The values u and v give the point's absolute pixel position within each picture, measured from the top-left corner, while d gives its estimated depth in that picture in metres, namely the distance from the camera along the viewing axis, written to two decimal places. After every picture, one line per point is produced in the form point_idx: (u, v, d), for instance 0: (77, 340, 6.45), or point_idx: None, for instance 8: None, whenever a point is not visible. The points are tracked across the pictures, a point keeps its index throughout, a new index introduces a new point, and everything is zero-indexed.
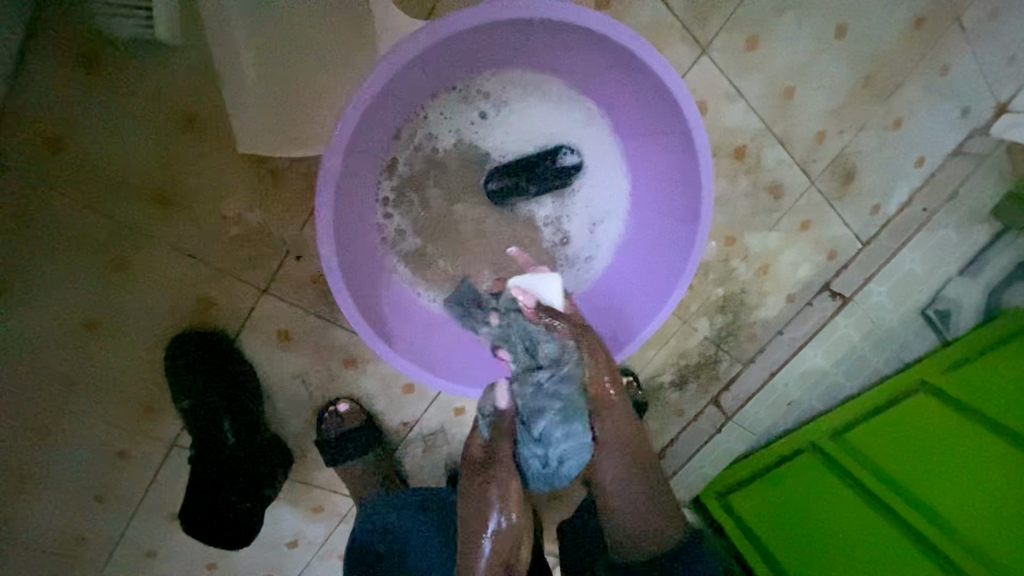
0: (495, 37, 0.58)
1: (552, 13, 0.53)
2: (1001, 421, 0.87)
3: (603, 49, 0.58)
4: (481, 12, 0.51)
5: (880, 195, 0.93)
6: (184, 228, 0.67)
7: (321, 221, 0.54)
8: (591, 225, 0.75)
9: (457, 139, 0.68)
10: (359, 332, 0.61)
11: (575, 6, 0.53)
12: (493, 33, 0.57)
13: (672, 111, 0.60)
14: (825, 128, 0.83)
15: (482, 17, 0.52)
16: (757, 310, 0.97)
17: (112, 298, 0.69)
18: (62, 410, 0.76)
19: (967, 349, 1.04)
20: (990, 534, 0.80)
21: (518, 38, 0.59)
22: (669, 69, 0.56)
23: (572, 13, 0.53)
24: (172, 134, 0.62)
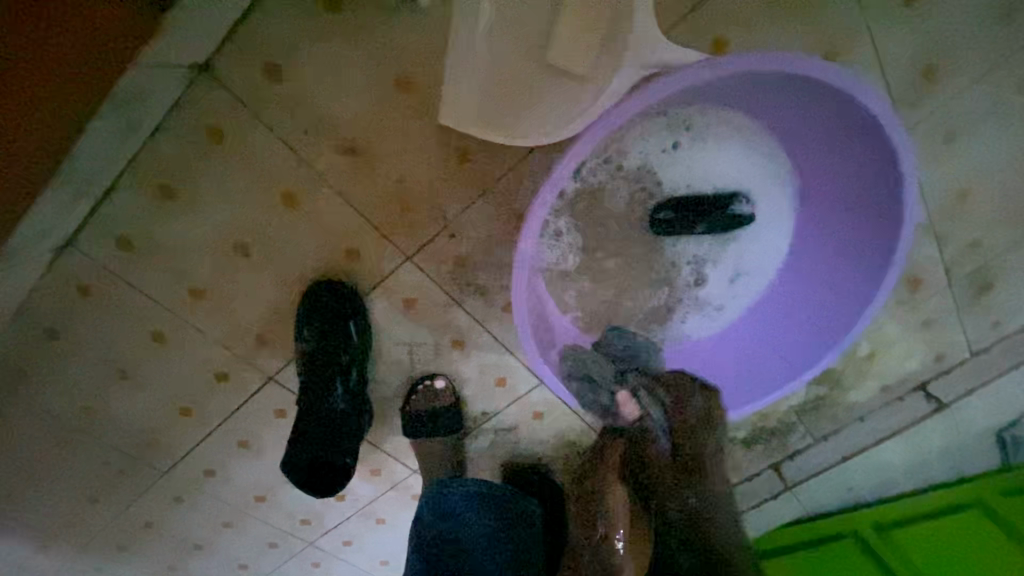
0: (740, 83, 0.59)
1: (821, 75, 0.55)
2: None
3: (879, 174, 0.62)
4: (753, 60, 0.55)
5: (1006, 312, 0.91)
6: (358, 180, 0.68)
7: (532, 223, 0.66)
8: (711, 314, 0.78)
9: (642, 164, 0.67)
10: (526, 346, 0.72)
11: (850, 73, 0.55)
12: (742, 80, 0.58)
13: (884, 192, 0.63)
14: (982, 236, 0.82)
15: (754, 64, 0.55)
16: (849, 392, 0.97)
17: (268, 227, 0.70)
18: (184, 319, 0.78)
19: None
20: None
21: (761, 88, 0.59)
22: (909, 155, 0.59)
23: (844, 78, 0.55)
24: (381, 89, 0.62)
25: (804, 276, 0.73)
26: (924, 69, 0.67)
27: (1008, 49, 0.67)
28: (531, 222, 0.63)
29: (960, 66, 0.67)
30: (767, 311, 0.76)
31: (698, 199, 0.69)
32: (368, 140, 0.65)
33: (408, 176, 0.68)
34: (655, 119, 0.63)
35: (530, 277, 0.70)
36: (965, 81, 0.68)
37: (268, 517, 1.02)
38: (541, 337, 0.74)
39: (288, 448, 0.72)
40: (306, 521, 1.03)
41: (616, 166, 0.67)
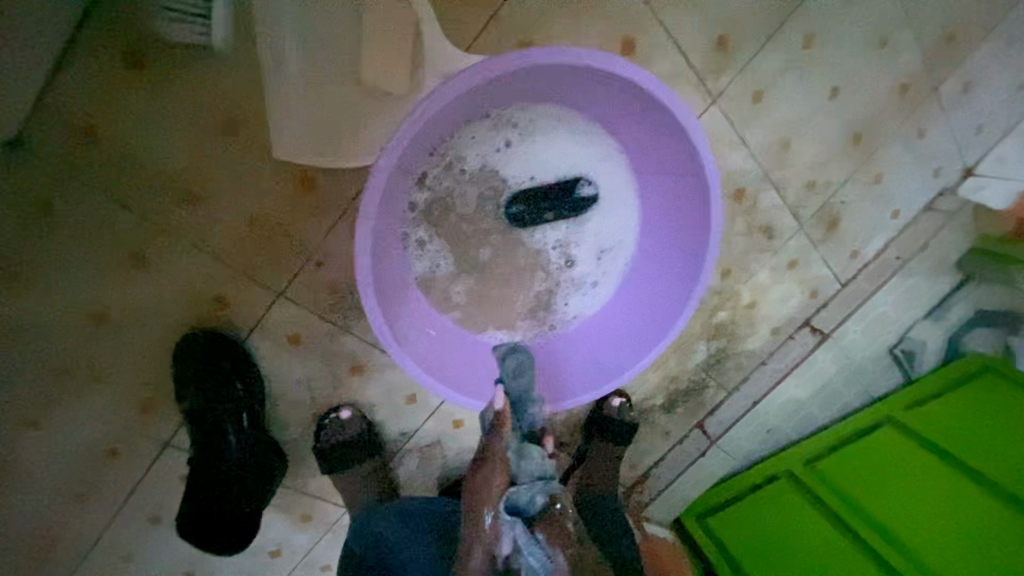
0: (522, 79, 0.63)
1: (579, 61, 0.59)
2: (963, 460, 0.93)
3: (677, 139, 0.65)
4: (506, 62, 0.57)
5: (860, 241, 1.01)
6: (209, 227, 0.68)
7: (363, 235, 0.58)
8: (585, 295, 0.81)
9: (483, 164, 0.72)
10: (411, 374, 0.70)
11: (602, 55, 0.58)
12: (520, 76, 0.62)
13: (687, 155, 0.67)
14: (815, 178, 0.91)
15: (509, 65, 0.57)
16: (744, 340, 1.04)
17: (126, 290, 0.69)
18: (54, 404, 0.73)
19: (931, 387, 1.10)
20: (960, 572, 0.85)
21: (546, 79, 0.64)
22: (690, 120, 0.62)
23: (599, 60, 0.58)
24: (209, 137, 0.64)
25: (660, 245, 0.77)
26: (716, 40, 0.74)
27: (781, 13, 0.75)
28: (360, 230, 0.56)
29: (749, 32, 0.75)
30: (637, 283, 0.79)
31: (543, 188, 0.74)
32: (209, 186, 0.66)
33: (259, 215, 0.69)
34: (481, 122, 0.69)
35: (397, 291, 0.71)
36: (757, 45, 0.76)
37: None
38: (424, 362, 0.73)
39: (182, 504, 0.72)
40: None
41: (459, 171, 0.71)
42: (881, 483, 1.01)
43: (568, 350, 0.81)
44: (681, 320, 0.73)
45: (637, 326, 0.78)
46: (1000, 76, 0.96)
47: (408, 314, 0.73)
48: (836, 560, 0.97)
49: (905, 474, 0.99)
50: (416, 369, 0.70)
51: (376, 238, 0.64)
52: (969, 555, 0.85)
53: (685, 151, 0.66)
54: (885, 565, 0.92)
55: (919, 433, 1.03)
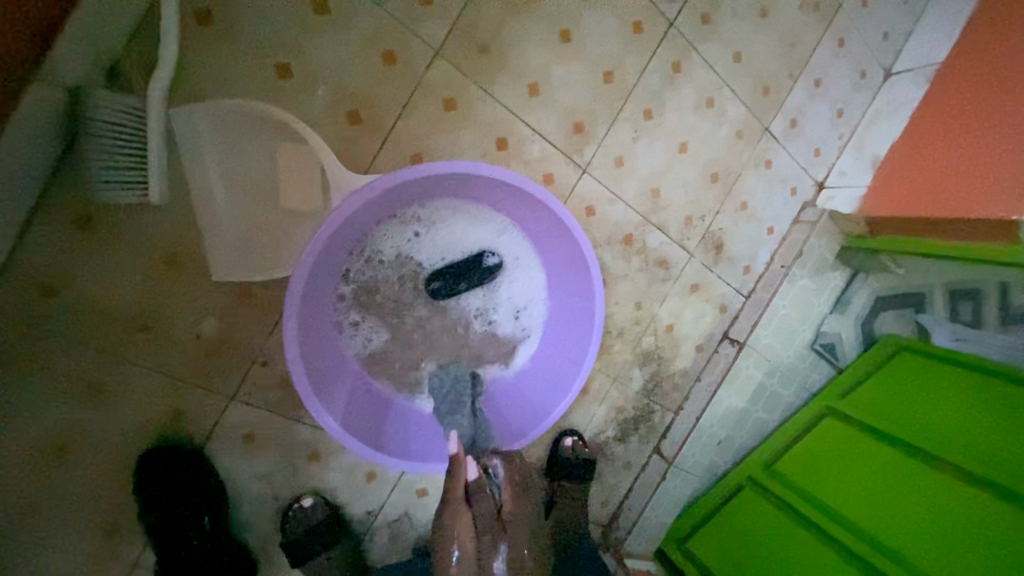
0: (409, 187, 0.77)
1: (448, 170, 0.72)
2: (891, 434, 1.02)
3: (545, 210, 0.79)
4: (384, 181, 0.69)
5: (747, 257, 1.17)
6: (160, 350, 0.77)
7: (288, 331, 0.68)
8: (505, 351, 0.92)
9: (398, 253, 0.85)
10: (362, 454, 0.75)
11: (465, 162, 0.72)
12: (406, 186, 0.76)
13: (558, 222, 0.80)
14: (690, 214, 1.07)
15: (387, 183, 0.70)
16: (674, 362, 1.14)
17: (86, 420, 0.75)
18: (18, 546, 0.75)
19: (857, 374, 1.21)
20: (912, 545, 0.90)
21: (429, 183, 0.77)
22: (549, 196, 0.76)
23: (463, 166, 0.72)
24: (155, 272, 0.75)
25: (563, 293, 0.89)
26: (573, 126, 0.92)
27: (620, 98, 0.95)
28: (285, 329, 0.67)
29: (598, 116, 0.94)
30: (554, 328, 0.91)
31: (453, 266, 0.86)
32: (158, 314, 0.76)
33: (206, 331, 0.79)
34: (390, 221, 0.83)
35: (337, 378, 0.80)
36: (607, 123, 0.95)
37: None
38: (371, 438, 0.79)
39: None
40: None
41: (379, 262, 0.84)
42: (830, 471, 1.07)
43: (514, 392, 0.90)
44: (591, 353, 0.83)
45: (559, 367, 0.87)
46: (816, 111, 1.18)
47: (348, 395, 0.80)
48: (802, 554, 1.01)
49: (848, 458, 1.06)
50: (366, 450, 0.76)
51: (306, 339, 0.74)
52: (915, 527, 0.91)
53: (553, 219, 0.80)
54: (846, 552, 0.96)
55: (860, 421, 1.10)
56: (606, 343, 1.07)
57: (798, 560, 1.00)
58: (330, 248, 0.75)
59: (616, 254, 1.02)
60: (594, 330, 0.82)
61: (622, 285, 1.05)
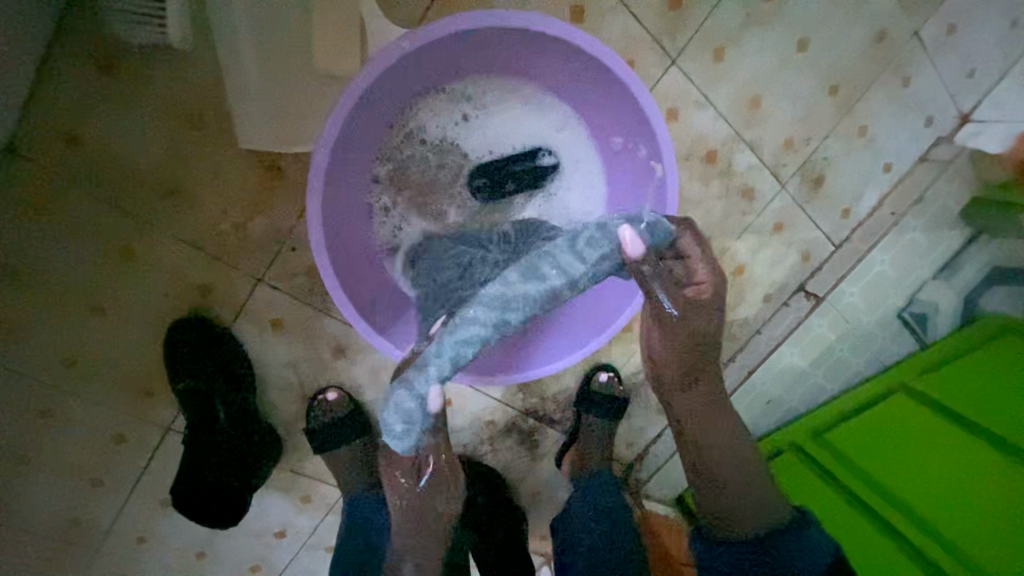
0: (463, 46, 0.65)
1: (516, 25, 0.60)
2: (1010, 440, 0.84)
3: (622, 96, 0.66)
4: (435, 31, 0.58)
5: (849, 199, 0.98)
6: (188, 218, 0.73)
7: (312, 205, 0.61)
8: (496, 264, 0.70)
9: (441, 138, 0.76)
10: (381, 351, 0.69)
11: (539, 17, 0.59)
12: (460, 44, 0.65)
13: (637, 114, 0.67)
14: (792, 134, 0.89)
15: (439, 33, 0.58)
16: (736, 309, 1.01)
17: (117, 281, 0.74)
18: (66, 391, 0.79)
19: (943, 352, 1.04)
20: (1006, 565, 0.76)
21: (486, 45, 0.66)
22: (633, 77, 0.63)
23: (535, 22, 0.59)
24: (180, 130, 0.69)
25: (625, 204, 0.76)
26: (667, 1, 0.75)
27: None
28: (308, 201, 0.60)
29: None
30: None
31: (504, 160, 0.76)
32: (185, 179, 0.71)
33: (231, 204, 0.73)
34: (437, 96, 0.73)
35: (363, 269, 0.74)
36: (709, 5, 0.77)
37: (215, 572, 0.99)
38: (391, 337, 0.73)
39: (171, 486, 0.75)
40: (255, 568, 1.00)
41: (419, 146, 0.75)
42: (911, 464, 0.92)
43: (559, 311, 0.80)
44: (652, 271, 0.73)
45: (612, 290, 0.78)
46: (987, 15, 0.91)
47: (372, 287, 0.74)
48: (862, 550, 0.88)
49: (941, 455, 0.90)
50: (385, 347, 0.70)
51: (331, 224, 0.66)
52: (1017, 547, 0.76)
53: (631, 109, 0.67)
54: (919, 559, 0.82)
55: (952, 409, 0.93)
56: None
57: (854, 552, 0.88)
58: (369, 114, 0.66)
59: (692, 173, 0.87)
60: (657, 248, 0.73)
61: (692, 212, 0.90)
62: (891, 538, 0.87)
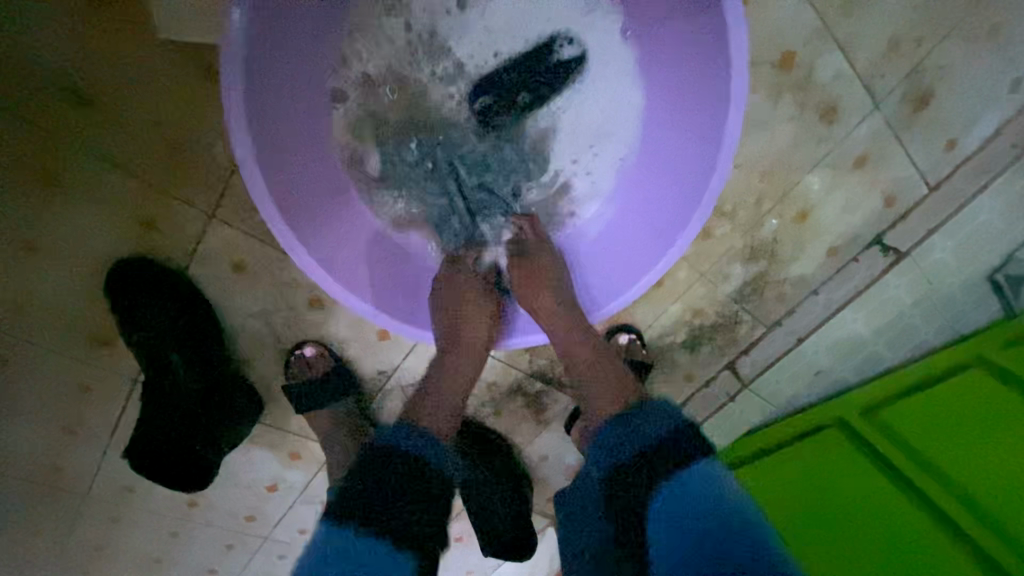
0: None
1: None
2: None
3: None
4: None
5: (960, 125, 0.76)
6: (113, 137, 0.60)
7: (230, 104, 0.48)
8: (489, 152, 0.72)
9: (430, 29, 0.65)
10: (339, 298, 0.60)
11: None
12: None
13: None
14: (897, 31, 0.67)
15: None
16: (792, 264, 0.83)
17: (41, 216, 0.62)
18: (15, 338, 0.70)
19: None
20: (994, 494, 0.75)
21: None
22: None
23: None
24: (81, 18, 0.53)
25: (665, 113, 0.65)
26: None
27: None
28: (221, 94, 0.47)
29: None
30: (645, 168, 0.68)
31: (515, 60, 0.66)
32: (107, 87, 0.57)
33: (170, 117, 0.60)
34: None
35: (330, 192, 0.64)
36: None
37: (208, 522, 0.95)
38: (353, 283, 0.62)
39: (127, 450, 0.68)
40: (250, 518, 0.96)
41: (410, 42, 0.65)
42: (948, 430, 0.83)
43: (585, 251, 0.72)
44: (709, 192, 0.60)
45: (651, 221, 0.67)
46: None
47: (332, 218, 0.63)
48: (881, 507, 0.84)
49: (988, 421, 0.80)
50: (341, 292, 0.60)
51: (261, 96, 0.53)
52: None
53: None
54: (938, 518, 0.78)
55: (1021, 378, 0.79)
56: (707, 224, 0.77)
57: (875, 510, 0.84)
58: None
59: (758, 84, 0.66)
60: (717, 161, 0.58)
61: (753, 138, 0.71)
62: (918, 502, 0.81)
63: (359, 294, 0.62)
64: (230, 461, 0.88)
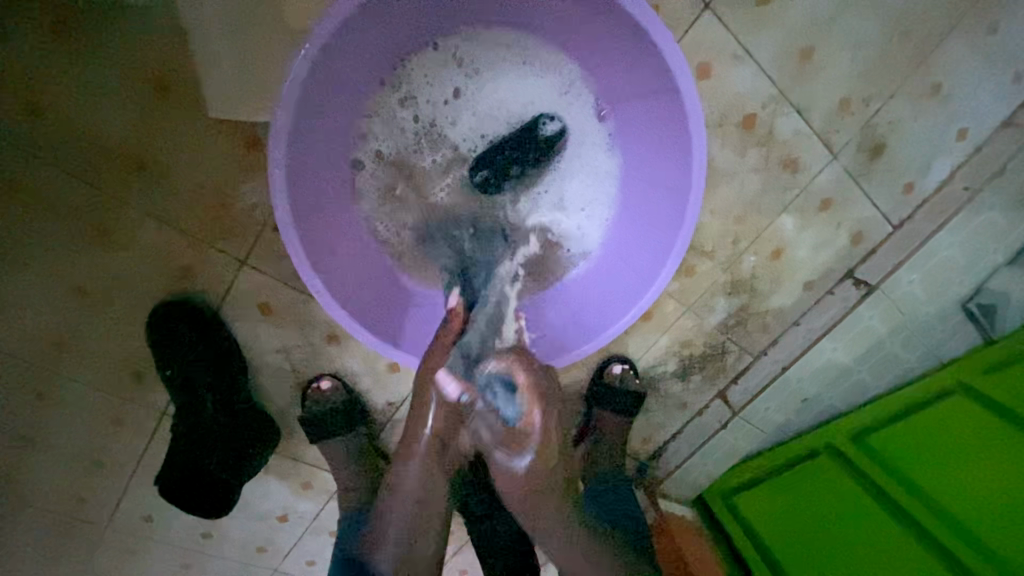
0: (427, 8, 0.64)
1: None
2: None
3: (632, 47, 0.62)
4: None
5: (914, 171, 0.84)
6: (164, 195, 0.69)
7: (275, 179, 0.58)
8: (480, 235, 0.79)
9: (432, 118, 0.75)
10: (369, 343, 0.69)
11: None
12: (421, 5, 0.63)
13: (648, 61, 0.62)
14: (845, 94, 0.76)
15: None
16: (771, 298, 0.90)
17: (96, 263, 0.71)
18: (59, 374, 0.77)
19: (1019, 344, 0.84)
20: (988, 524, 0.75)
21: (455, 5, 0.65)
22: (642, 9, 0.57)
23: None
24: (149, 101, 0.64)
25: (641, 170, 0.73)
26: None
27: None
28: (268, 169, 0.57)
29: None
30: (627, 218, 0.76)
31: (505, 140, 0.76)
32: (164, 155, 0.67)
33: (214, 178, 0.69)
34: (429, 58, 0.71)
35: (359, 248, 0.72)
36: None
37: (221, 552, 0.98)
38: (380, 327, 0.71)
39: (157, 478, 0.73)
40: (261, 549, 0.99)
41: (415, 130, 0.75)
42: (933, 457, 0.85)
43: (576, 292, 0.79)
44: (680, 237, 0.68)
45: (634, 264, 0.74)
46: None
47: (357, 271, 0.71)
48: (880, 540, 0.85)
49: (970, 447, 0.81)
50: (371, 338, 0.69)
51: (301, 178, 0.62)
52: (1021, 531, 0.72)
53: (651, 63, 0.62)
54: (934, 548, 0.79)
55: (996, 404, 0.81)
56: (689, 262, 0.84)
57: (876, 544, 0.85)
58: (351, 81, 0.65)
59: (726, 141, 0.75)
60: (687, 213, 0.67)
61: (725, 186, 0.79)
62: (914, 532, 0.82)
63: (386, 337, 0.71)
64: (244, 491, 0.93)
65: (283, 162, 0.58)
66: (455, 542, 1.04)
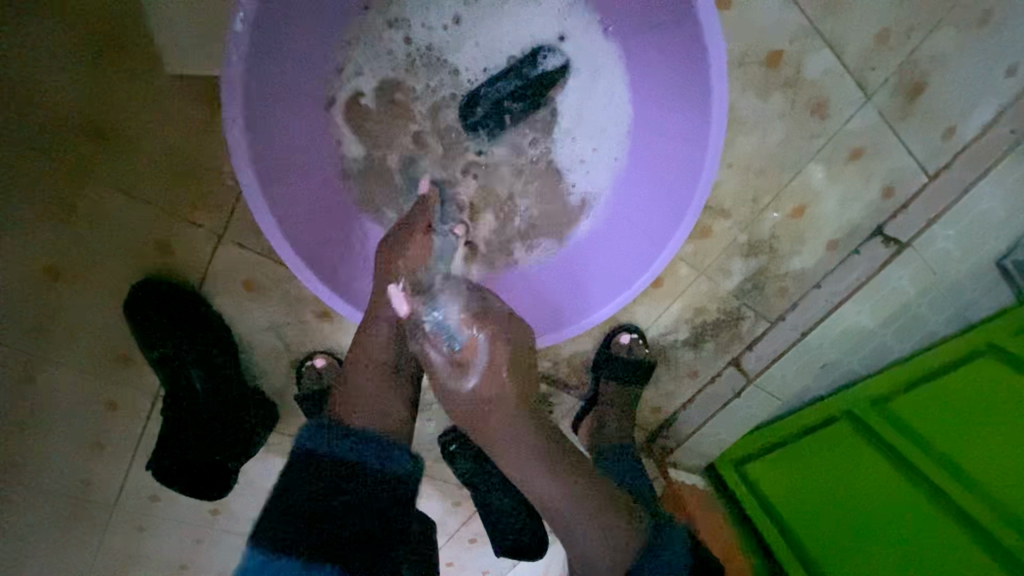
0: None
1: None
2: None
3: None
4: None
5: (956, 114, 0.76)
6: (128, 165, 0.64)
7: (233, 125, 0.52)
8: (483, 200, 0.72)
9: (429, 43, 0.68)
10: (336, 308, 0.64)
11: None
12: None
13: None
14: (885, 25, 0.67)
15: None
16: (792, 259, 0.84)
17: (65, 243, 0.66)
18: (44, 359, 0.74)
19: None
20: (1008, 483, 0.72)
21: None
22: None
23: None
24: (97, 57, 0.58)
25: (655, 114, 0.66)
26: None
27: None
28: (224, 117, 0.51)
29: None
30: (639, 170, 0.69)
31: (501, 71, 0.69)
32: (122, 118, 0.61)
33: (181, 144, 0.64)
34: None
35: (333, 206, 0.67)
36: None
37: (230, 528, 0.98)
38: (348, 290, 0.66)
39: (150, 465, 0.71)
40: None
41: (408, 56, 0.69)
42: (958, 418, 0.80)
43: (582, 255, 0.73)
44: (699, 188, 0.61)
45: (646, 221, 0.67)
46: None
47: (331, 232, 0.66)
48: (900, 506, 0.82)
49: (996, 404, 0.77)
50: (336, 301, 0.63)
51: (263, 132, 0.57)
52: None
53: None
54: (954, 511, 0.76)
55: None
56: (705, 222, 0.78)
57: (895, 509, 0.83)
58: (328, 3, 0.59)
59: (748, 84, 0.68)
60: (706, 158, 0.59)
61: (745, 136, 0.71)
62: (933, 497, 0.79)
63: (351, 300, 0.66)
64: (248, 470, 0.92)
65: (241, 113, 0.52)
66: (464, 514, 1.04)
